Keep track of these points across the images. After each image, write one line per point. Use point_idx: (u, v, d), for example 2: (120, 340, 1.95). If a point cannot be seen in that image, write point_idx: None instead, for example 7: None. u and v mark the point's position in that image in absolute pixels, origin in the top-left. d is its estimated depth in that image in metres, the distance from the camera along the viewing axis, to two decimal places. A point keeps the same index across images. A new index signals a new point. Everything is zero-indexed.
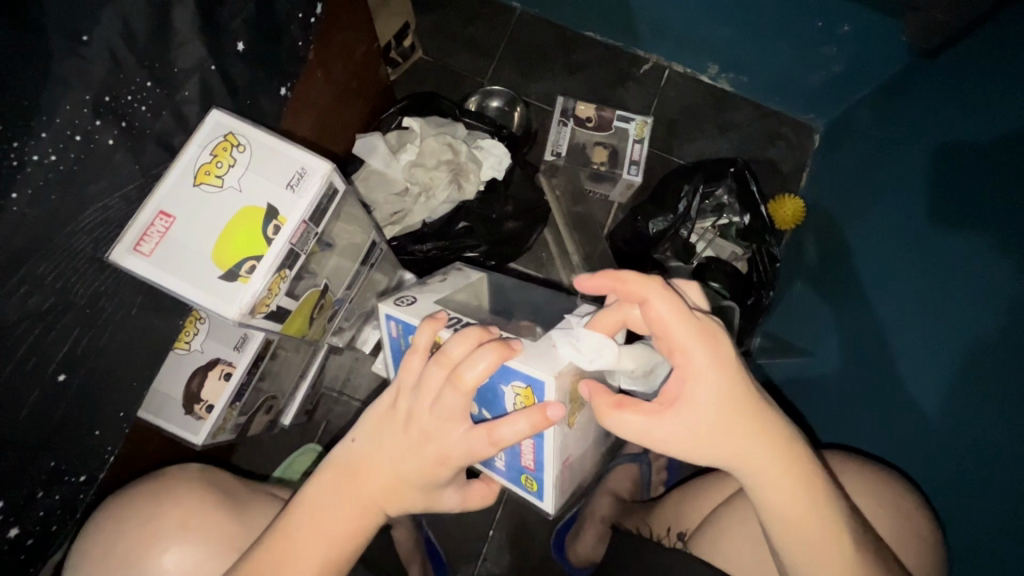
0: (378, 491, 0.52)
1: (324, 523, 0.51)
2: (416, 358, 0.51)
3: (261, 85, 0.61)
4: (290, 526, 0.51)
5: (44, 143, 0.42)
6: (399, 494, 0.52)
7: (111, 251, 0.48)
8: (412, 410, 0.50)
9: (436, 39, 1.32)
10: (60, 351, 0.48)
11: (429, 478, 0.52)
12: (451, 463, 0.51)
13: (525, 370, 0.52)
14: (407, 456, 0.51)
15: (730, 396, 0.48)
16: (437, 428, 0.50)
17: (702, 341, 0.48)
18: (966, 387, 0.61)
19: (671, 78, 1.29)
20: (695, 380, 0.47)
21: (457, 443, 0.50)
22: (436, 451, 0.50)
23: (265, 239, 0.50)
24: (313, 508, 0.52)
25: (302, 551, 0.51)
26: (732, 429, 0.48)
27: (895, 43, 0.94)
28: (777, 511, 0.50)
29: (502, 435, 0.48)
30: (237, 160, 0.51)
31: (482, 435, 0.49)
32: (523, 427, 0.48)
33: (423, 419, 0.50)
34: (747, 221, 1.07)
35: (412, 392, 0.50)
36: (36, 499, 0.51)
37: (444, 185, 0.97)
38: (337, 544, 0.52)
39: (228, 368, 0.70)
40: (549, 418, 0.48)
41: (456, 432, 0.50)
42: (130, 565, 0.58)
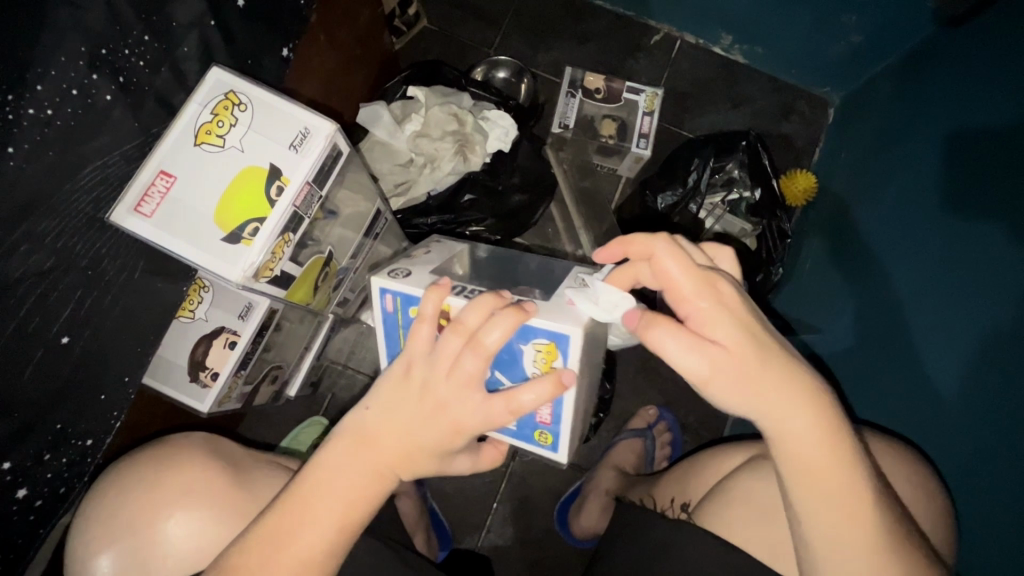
0: (391, 459, 0.51)
1: (339, 487, 0.50)
2: (426, 327, 0.50)
3: (261, 44, 0.59)
4: (305, 490, 0.50)
5: (40, 96, 0.41)
6: (411, 462, 0.51)
7: (112, 211, 0.47)
8: (428, 377, 0.49)
9: (442, 7, 1.29)
10: (64, 312, 0.47)
11: (442, 447, 0.50)
12: (465, 433, 0.50)
13: (547, 324, 0.52)
14: (421, 424, 0.50)
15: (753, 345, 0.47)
16: (450, 395, 0.49)
17: (717, 290, 0.48)
18: (986, 361, 0.60)
19: (682, 49, 1.25)
20: (717, 326, 0.47)
21: (471, 411, 0.49)
22: (451, 420, 0.49)
23: (268, 201, 0.49)
24: (326, 472, 0.51)
25: (316, 514, 0.50)
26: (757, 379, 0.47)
27: (919, 11, 0.91)
28: (802, 469, 0.48)
29: (521, 401, 0.48)
30: (238, 119, 0.50)
31: (500, 404, 0.48)
32: (541, 392, 0.48)
33: (440, 387, 0.49)
34: (757, 196, 1.04)
35: (429, 358, 0.49)
36: (43, 461, 0.51)
37: (450, 156, 0.96)
38: (350, 512, 0.50)
39: (233, 337, 0.70)
40: (564, 384, 0.48)
41: (472, 399, 0.49)
42: (136, 530, 0.58)
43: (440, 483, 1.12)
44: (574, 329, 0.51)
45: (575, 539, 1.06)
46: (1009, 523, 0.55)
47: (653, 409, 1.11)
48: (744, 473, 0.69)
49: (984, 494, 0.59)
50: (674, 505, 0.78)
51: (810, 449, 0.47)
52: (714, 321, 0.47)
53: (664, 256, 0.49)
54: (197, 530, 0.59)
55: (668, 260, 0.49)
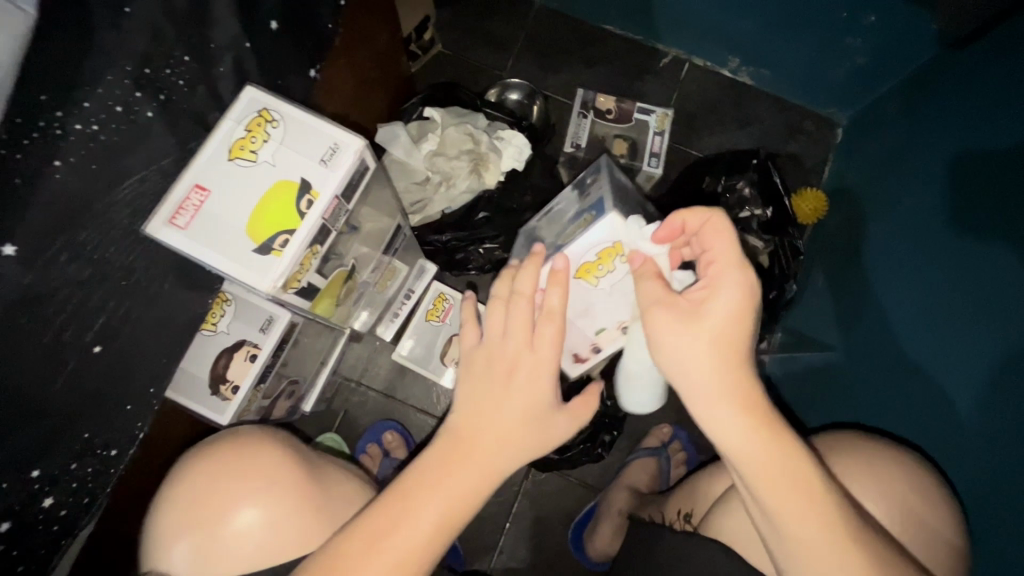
0: (492, 444, 0.52)
1: (442, 483, 0.50)
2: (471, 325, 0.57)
3: (291, 66, 0.61)
4: (405, 483, 0.51)
5: (87, 113, 0.43)
6: (512, 436, 0.52)
7: (147, 223, 0.48)
8: (492, 343, 0.54)
9: (456, 32, 1.33)
10: (98, 321, 0.48)
11: (534, 407, 0.53)
12: (542, 375, 0.53)
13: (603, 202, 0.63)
14: (501, 394, 0.53)
15: (728, 330, 0.50)
16: (517, 351, 0.53)
17: (736, 280, 0.51)
18: (1001, 372, 0.60)
19: (690, 72, 1.28)
20: (711, 300, 0.51)
21: (537, 353, 0.53)
22: (526, 370, 0.53)
23: (298, 213, 0.51)
24: (422, 466, 0.51)
25: (416, 512, 0.49)
26: (713, 355, 0.50)
27: (923, 32, 0.92)
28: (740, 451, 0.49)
29: (552, 304, 0.55)
30: (271, 135, 0.52)
31: (548, 325, 0.54)
32: (560, 292, 0.55)
33: (502, 350, 0.54)
34: (769, 214, 1.03)
35: (483, 343, 0.55)
36: (70, 470, 0.51)
37: (466, 174, 0.98)
38: (457, 495, 0.50)
39: (254, 350, 0.71)
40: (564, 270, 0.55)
41: (528, 340, 0.54)
42: (223, 515, 0.63)
43: None
44: (605, 218, 0.60)
45: (590, 561, 1.05)
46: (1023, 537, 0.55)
47: (667, 427, 1.10)
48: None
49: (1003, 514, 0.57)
50: (678, 518, 0.77)
51: (740, 434, 0.49)
52: (709, 294, 0.51)
53: (716, 230, 0.53)
54: (268, 519, 0.63)
55: (716, 236, 0.53)
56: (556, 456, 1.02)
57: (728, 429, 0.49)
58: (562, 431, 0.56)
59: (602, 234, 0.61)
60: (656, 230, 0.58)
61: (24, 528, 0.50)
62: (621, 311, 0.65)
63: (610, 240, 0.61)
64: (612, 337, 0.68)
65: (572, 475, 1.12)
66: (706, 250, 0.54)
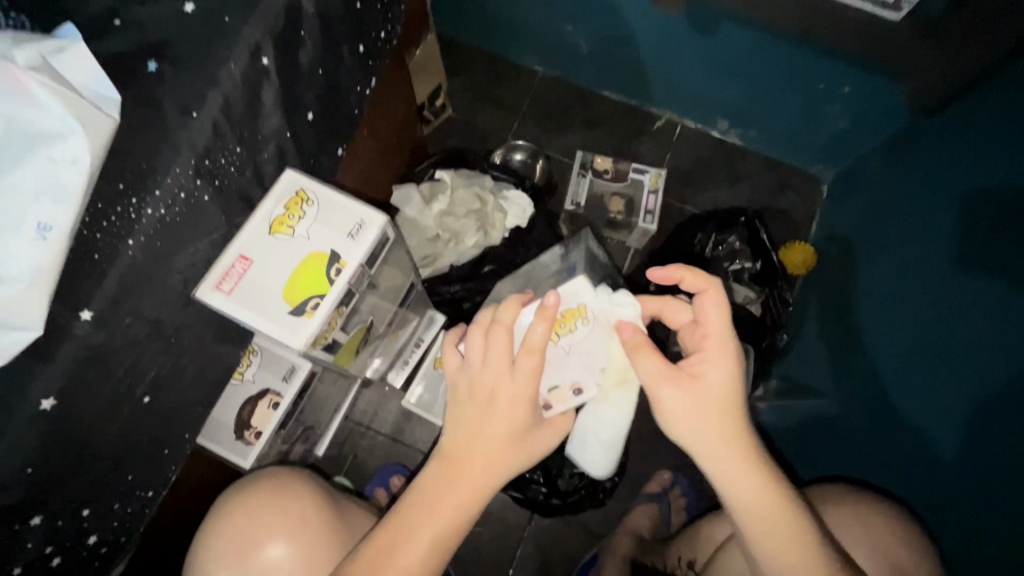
0: (477, 468, 0.57)
1: (435, 507, 0.56)
2: (452, 351, 0.62)
3: (322, 147, 0.70)
4: (408, 504, 0.57)
5: (157, 199, 0.50)
6: (495, 459, 0.58)
7: (198, 288, 0.57)
8: (470, 376, 0.59)
9: (465, 98, 1.44)
10: (148, 375, 0.55)
11: (513, 431, 0.58)
12: (519, 403, 0.58)
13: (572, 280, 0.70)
14: (484, 419, 0.58)
15: (721, 390, 0.59)
16: (495, 380, 0.58)
17: (729, 352, 0.60)
18: (987, 427, 0.65)
19: (683, 133, 1.38)
20: (707, 363, 0.60)
21: (516, 385, 0.57)
22: (506, 398, 0.57)
23: (328, 279, 0.58)
24: (421, 489, 0.57)
25: (413, 532, 0.55)
26: (710, 411, 0.59)
27: (892, 101, 1.03)
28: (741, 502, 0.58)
29: (533, 341, 0.56)
30: (306, 212, 0.60)
31: (528, 359, 0.57)
32: (543, 327, 0.56)
33: (482, 379, 0.58)
34: (758, 267, 1.11)
35: (466, 368, 0.60)
36: (112, 509, 0.57)
37: (473, 232, 1.06)
38: (450, 518, 0.56)
39: (276, 398, 0.77)
40: (550, 306, 0.57)
41: (508, 372, 0.58)
42: (250, 546, 0.68)
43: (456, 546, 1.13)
44: (575, 280, 0.69)
45: None
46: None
47: (667, 473, 1.13)
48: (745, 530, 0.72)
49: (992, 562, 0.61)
50: (681, 563, 0.82)
51: (736, 481, 0.58)
52: (705, 358, 0.60)
53: (711, 300, 0.62)
54: (301, 555, 0.67)
55: (712, 308, 0.62)
56: (559, 501, 1.05)
57: (724, 475, 0.58)
58: (543, 445, 0.63)
59: (571, 293, 0.68)
60: (656, 271, 0.64)
61: (72, 563, 0.56)
62: (576, 372, 0.68)
63: (576, 303, 0.68)
64: (564, 397, 0.67)
65: (575, 520, 1.14)
66: (699, 317, 0.63)
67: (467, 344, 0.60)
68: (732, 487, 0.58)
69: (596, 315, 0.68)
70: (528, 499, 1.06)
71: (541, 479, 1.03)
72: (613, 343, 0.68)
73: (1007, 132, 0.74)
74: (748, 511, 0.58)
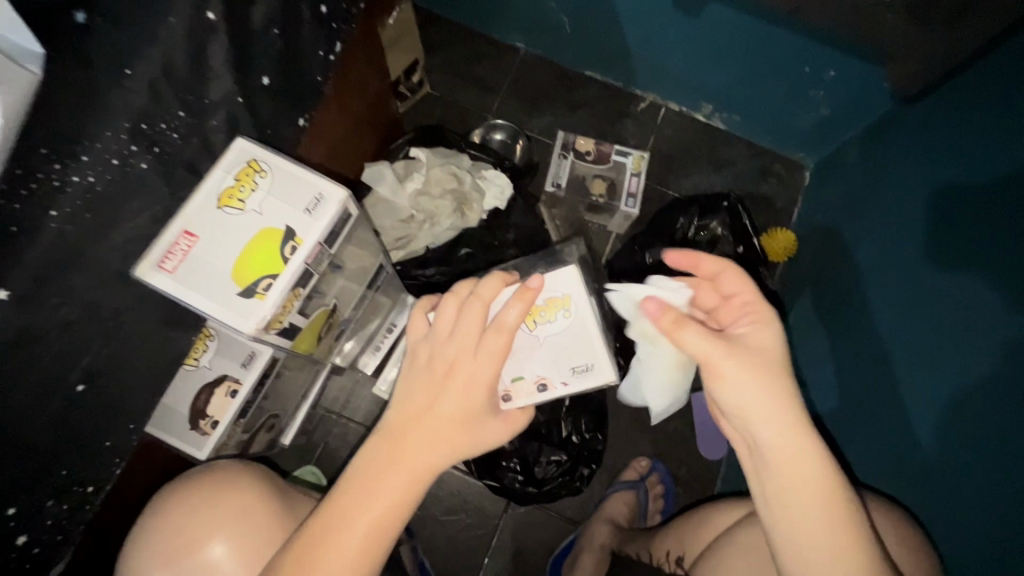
0: (423, 444, 0.54)
1: (375, 488, 0.52)
2: (419, 317, 0.60)
3: (283, 116, 0.65)
4: (346, 487, 0.53)
5: (85, 165, 0.46)
6: (443, 439, 0.55)
7: (137, 267, 0.51)
8: (433, 349, 0.56)
9: (443, 75, 1.39)
10: (83, 361, 0.50)
11: (466, 409, 0.56)
12: (477, 382, 0.55)
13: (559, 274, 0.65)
14: (439, 393, 0.55)
15: (777, 358, 0.59)
16: (457, 354, 0.55)
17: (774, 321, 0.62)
18: (968, 413, 0.64)
19: (667, 116, 1.35)
20: (761, 332, 0.61)
21: (476, 362, 0.55)
22: (463, 375, 0.55)
23: (282, 258, 0.55)
24: (360, 470, 0.53)
25: (350, 517, 0.51)
26: (766, 376, 0.58)
27: (877, 89, 1.00)
28: (784, 470, 0.57)
29: (505, 319, 0.54)
30: (258, 185, 0.56)
31: (494, 335, 0.54)
32: (520, 306, 0.55)
33: (444, 349, 0.55)
34: (739, 253, 1.10)
35: (430, 337, 0.57)
36: (45, 506, 0.52)
37: (449, 213, 1.01)
38: (390, 504, 0.52)
39: (234, 385, 0.72)
40: (532, 287, 0.56)
41: (473, 347, 0.55)
42: (188, 548, 0.64)
43: (432, 536, 1.11)
44: (565, 269, 0.64)
45: None
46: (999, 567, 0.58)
47: (645, 460, 1.12)
48: (740, 527, 0.70)
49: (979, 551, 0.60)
50: (669, 560, 0.79)
51: (802, 447, 0.57)
52: (758, 327, 0.62)
53: (732, 276, 0.68)
54: (244, 552, 0.64)
55: (734, 282, 0.68)
56: (535, 489, 1.03)
57: (791, 442, 0.57)
58: (492, 435, 0.60)
59: (559, 283, 0.64)
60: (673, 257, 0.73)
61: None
62: (544, 367, 0.64)
63: (562, 294, 0.64)
64: (527, 391, 0.64)
65: (553, 508, 1.12)
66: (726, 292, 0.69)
67: (438, 310, 0.57)
68: (796, 454, 0.57)
69: (580, 310, 0.64)
70: (505, 488, 1.03)
71: (517, 466, 1.01)
72: (591, 342, 0.65)
73: (999, 117, 0.71)
74: (814, 481, 0.56)
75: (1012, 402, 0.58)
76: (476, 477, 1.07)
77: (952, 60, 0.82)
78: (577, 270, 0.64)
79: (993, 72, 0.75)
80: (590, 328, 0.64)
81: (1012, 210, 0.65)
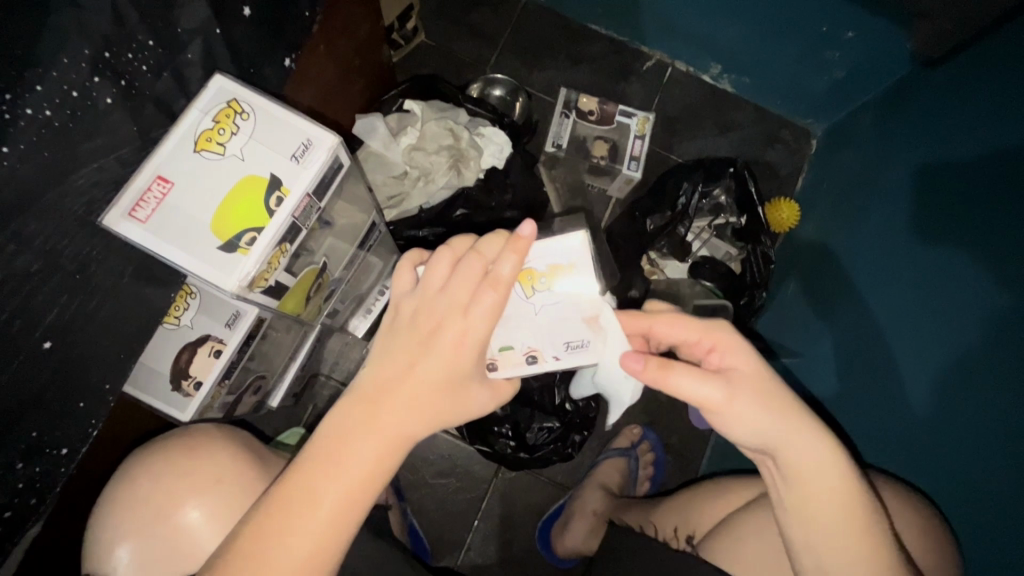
0: (403, 406, 0.50)
1: (348, 449, 0.49)
2: (406, 271, 0.55)
3: (264, 53, 0.60)
4: (311, 453, 0.49)
5: (38, 97, 0.41)
6: (422, 403, 0.51)
7: (105, 215, 0.47)
8: (420, 305, 0.52)
9: (440, 23, 1.30)
10: (48, 316, 0.46)
11: (454, 371, 0.52)
12: (470, 343, 0.51)
13: (564, 246, 0.61)
14: (421, 353, 0.51)
15: (758, 374, 0.56)
16: (448, 311, 0.51)
17: (732, 336, 0.58)
18: (955, 388, 0.64)
19: (673, 76, 1.28)
20: (730, 354, 0.57)
21: (468, 319, 0.50)
22: (452, 334, 0.51)
23: (267, 211, 0.51)
24: (333, 432, 0.50)
25: (320, 479, 0.48)
26: (765, 401, 0.54)
27: (896, 51, 0.94)
28: (810, 487, 0.54)
29: (499, 274, 0.50)
30: (240, 128, 0.51)
31: (487, 290, 0.50)
32: (514, 260, 0.50)
33: (430, 308, 0.51)
34: (743, 221, 1.07)
35: (416, 292, 0.53)
36: (16, 469, 0.49)
37: (445, 170, 0.95)
38: (360, 471, 0.49)
39: (218, 345, 0.69)
40: (525, 237, 0.50)
41: (463, 306, 0.50)
42: (159, 513, 0.62)
43: (421, 498, 1.10)
44: (574, 234, 0.61)
45: (557, 558, 1.07)
46: (1008, 556, 0.57)
47: (637, 428, 1.12)
48: (754, 510, 0.70)
49: (983, 523, 0.60)
50: (677, 536, 0.80)
51: (823, 466, 0.53)
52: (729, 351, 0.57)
53: (664, 324, 0.62)
54: (217, 518, 0.62)
55: (678, 325, 0.61)
56: (527, 455, 1.02)
57: (815, 462, 0.53)
58: (478, 404, 0.57)
59: (565, 250, 0.61)
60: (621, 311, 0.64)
61: None
62: (536, 337, 0.61)
63: (566, 261, 0.61)
64: (514, 362, 0.61)
65: (543, 474, 1.12)
66: (672, 336, 0.62)
67: (428, 262, 0.53)
68: (818, 479, 0.53)
69: (583, 278, 0.61)
70: (497, 452, 1.02)
71: (509, 432, 1.00)
72: (588, 314, 0.61)
73: (1012, 86, 0.68)
74: (836, 496, 0.53)
75: (1010, 376, 0.58)
76: (467, 442, 1.06)
77: (973, 25, 0.77)
78: (587, 238, 0.60)
79: (1013, 39, 0.70)
80: (590, 299, 0.61)
81: (1012, 185, 0.64)
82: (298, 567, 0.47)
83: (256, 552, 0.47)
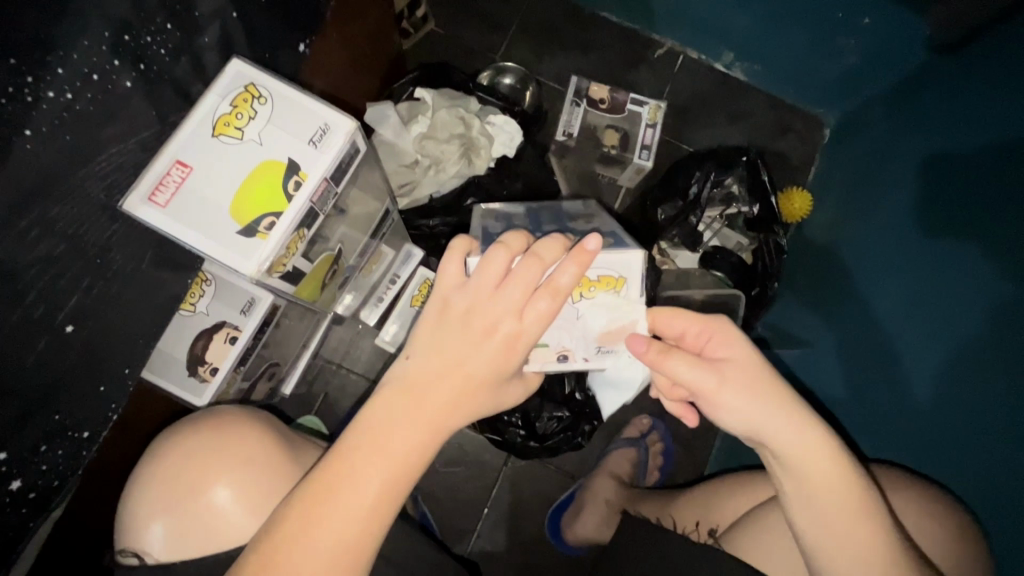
0: (443, 403, 0.49)
1: (389, 441, 0.49)
2: (455, 261, 0.51)
3: (278, 39, 0.60)
4: (351, 444, 0.49)
5: (60, 80, 0.41)
6: (465, 401, 0.50)
7: (125, 200, 0.47)
8: (472, 305, 0.49)
9: (449, 10, 1.29)
10: (70, 300, 0.46)
11: (498, 373, 0.50)
12: (520, 347, 0.50)
13: (617, 257, 0.55)
14: (470, 352, 0.49)
15: (762, 368, 0.55)
16: (502, 312, 0.48)
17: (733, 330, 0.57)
18: (966, 375, 0.64)
19: (685, 64, 1.27)
20: (728, 343, 0.57)
21: (524, 323, 0.49)
22: (505, 336, 0.49)
23: (285, 195, 0.51)
24: (372, 424, 0.49)
25: (359, 471, 0.48)
26: (759, 387, 0.54)
27: (913, 36, 0.93)
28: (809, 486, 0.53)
29: (560, 283, 0.48)
30: (257, 112, 0.51)
31: (545, 296, 0.48)
32: (575, 271, 0.48)
33: (484, 306, 0.48)
34: (755, 211, 1.05)
35: (469, 288, 0.49)
36: (39, 452, 0.50)
37: (455, 159, 0.95)
38: (400, 462, 0.49)
39: (234, 332, 0.69)
40: (589, 251, 0.48)
41: (517, 309, 0.48)
42: (186, 495, 0.63)
43: (431, 486, 1.11)
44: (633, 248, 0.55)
45: (567, 547, 1.08)
46: None
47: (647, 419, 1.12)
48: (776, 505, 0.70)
49: (1003, 515, 0.60)
50: (698, 529, 0.80)
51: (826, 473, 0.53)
52: (728, 346, 0.56)
53: (665, 315, 0.58)
54: (246, 500, 0.62)
55: (673, 319, 0.58)
56: (537, 443, 1.02)
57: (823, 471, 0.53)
58: (513, 397, 0.57)
59: (619, 262, 0.55)
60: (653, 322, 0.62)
61: None
62: (572, 340, 0.57)
63: (618, 273, 0.55)
64: (545, 358, 0.58)
65: (553, 463, 1.13)
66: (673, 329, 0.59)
67: (482, 259, 0.49)
68: (809, 466, 0.53)
69: (631, 296, 0.56)
70: (506, 441, 1.03)
71: (519, 421, 1.00)
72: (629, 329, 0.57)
73: None
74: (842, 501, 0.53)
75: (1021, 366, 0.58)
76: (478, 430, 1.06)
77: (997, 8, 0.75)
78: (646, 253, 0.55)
79: None
80: (635, 318, 0.56)
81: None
82: (332, 553, 0.47)
83: (293, 535, 0.47)
